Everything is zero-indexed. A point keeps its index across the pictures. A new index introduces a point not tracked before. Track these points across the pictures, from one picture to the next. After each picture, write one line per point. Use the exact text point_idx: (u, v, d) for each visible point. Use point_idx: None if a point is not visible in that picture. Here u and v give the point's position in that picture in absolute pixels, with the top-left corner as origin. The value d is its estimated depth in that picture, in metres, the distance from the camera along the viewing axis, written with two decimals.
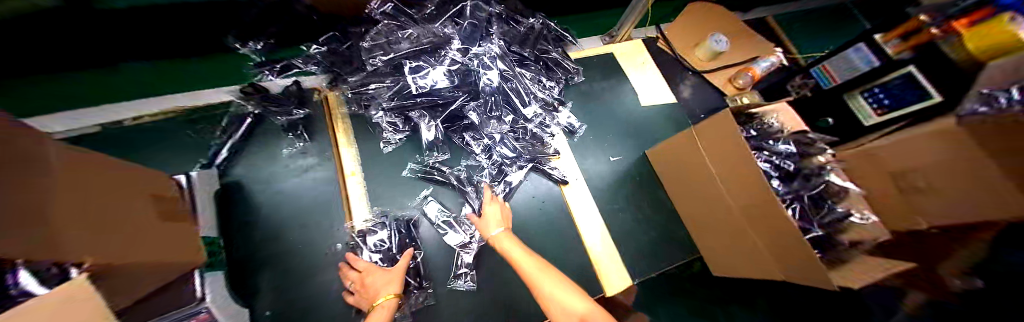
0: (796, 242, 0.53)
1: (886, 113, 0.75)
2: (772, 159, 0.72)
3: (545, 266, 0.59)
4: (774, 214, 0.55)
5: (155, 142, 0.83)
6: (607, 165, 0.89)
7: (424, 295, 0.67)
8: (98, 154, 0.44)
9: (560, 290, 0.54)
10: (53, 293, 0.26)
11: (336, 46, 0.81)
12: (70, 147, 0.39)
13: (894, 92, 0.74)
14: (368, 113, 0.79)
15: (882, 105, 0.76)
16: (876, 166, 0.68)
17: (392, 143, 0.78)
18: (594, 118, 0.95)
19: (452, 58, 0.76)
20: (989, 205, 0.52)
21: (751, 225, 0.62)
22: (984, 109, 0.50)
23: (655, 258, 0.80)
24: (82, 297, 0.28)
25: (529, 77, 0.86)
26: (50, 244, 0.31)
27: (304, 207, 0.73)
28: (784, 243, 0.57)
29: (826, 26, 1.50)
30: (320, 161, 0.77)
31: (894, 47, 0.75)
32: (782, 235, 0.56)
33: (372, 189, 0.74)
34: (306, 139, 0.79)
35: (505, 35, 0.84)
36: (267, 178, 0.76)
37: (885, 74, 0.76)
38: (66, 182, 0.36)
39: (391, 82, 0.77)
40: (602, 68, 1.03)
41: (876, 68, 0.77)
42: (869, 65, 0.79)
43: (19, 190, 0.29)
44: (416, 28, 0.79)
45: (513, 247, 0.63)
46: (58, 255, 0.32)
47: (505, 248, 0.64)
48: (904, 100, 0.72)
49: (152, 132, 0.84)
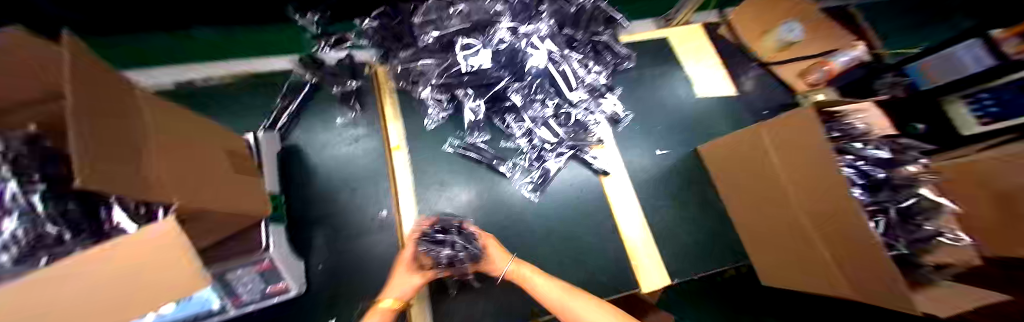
0: (873, 252, 0.47)
1: (992, 123, 0.65)
2: (858, 164, 0.65)
3: (572, 289, 0.58)
4: (852, 219, 0.49)
5: (219, 104, 0.89)
6: (652, 159, 0.84)
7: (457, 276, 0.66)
8: (175, 111, 0.46)
9: (588, 312, 0.54)
10: (153, 235, 0.26)
11: (387, 21, 0.80)
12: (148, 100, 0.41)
13: (1003, 98, 0.63)
14: (414, 89, 0.79)
15: (987, 114, 0.66)
16: None
17: (435, 120, 0.79)
18: (642, 107, 0.90)
19: (501, 36, 0.73)
20: None
21: (818, 230, 0.56)
22: None
23: (696, 259, 0.76)
24: (170, 239, 0.27)
25: (576, 60, 0.82)
26: (144, 184, 0.33)
27: (352, 174, 0.76)
28: (861, 252, 0.49)
29: (920, 19, 1.30)
30: (368, 132, 0.80)
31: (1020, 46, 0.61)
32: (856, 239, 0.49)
33: (416, 163, 0.77)
34: (357, 110, 0.81)
35: (556, 12, 0.79)
36: (321, 145, 0.79)
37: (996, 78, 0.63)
38: (146, 138, 0.37)
39: (438, 59, 0.76)
40: (656, 53, 0.96)
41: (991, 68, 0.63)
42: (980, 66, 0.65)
43: (102, 130, 0.30)
44: (468, 2, 0.76)
45: (527, 272, 0.61)
46: (146, 195, 0.33)
47: (521, 275, 0.61)
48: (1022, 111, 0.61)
49: (217, 94, 0.90)
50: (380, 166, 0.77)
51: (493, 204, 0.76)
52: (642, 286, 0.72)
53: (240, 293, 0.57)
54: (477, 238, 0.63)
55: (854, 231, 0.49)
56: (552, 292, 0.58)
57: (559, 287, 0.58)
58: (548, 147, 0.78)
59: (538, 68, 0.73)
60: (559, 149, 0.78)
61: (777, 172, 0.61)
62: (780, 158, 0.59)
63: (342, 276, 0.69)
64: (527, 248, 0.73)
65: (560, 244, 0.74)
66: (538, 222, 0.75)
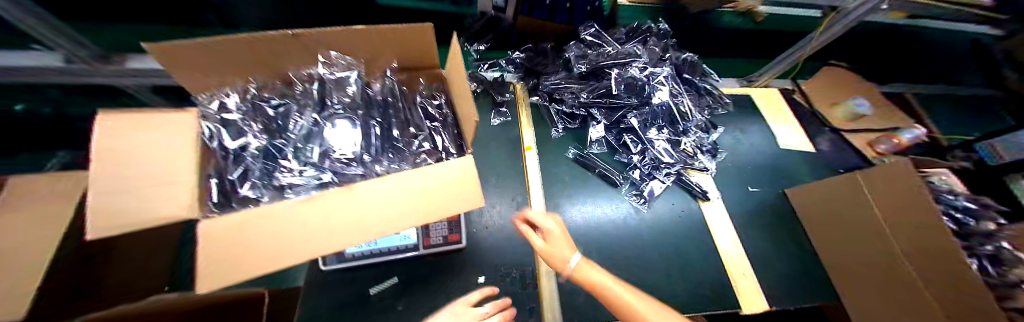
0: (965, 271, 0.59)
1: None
2: (951, 211, 0.73)
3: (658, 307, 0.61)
4: (941, 249, 0.62)
5: None
6: (743, 193, 0.98)
7: (440, 235, 0.69)
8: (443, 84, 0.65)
9: (650, 312, 0.60)
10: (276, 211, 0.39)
11: (535, 56, 1.07)
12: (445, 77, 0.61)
13: None
14: (551, 105, 0.99)
15: None
16: None
17: (561, 131, 0.97)
18: (734, 149, 1.05)
19: (634, 73, 0.91)
20: None
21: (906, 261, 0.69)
22: None
23: (791, 290, 0.85)
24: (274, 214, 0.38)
25: (691, 99, 0.98)
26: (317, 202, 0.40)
27: (500, 163, 0.89)
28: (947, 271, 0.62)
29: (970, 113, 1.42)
30: (510, 134, 0.94)
31: None
32: (943, 261, 0.62)
33: (546, 161, 0.92)
34: (505, 115, 0.97)
35: (677, 63, 0.99)
36: (479, 135, 0.92)
37: None
38: (459, 97, 0.57)
39: (578, 86, 0.97)
40: (742, 107, 1.14)
41: None
42: None
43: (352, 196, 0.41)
44: (613, 47, 0.97)
45: (599, 275, 0.64)
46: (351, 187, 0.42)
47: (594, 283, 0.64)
48: None
49: None
50: (517, 162, 0.90)
51: (607, 207, 0.87)
52: (739, 282, 0.81)
53: (431, 234, 0.69)
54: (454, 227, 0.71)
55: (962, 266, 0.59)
56: (632, 299, 0.61)
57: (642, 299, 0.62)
58: (659, 166, 0.92)
59: (663, 100, 0.91)
60: (667, 170, 0.92)
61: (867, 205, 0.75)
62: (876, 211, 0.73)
63: (486, 242, 0.75)
64: (622, 252, 0.81)
65: (670, 254, 0.82)
66: (647, 231, 0.85)
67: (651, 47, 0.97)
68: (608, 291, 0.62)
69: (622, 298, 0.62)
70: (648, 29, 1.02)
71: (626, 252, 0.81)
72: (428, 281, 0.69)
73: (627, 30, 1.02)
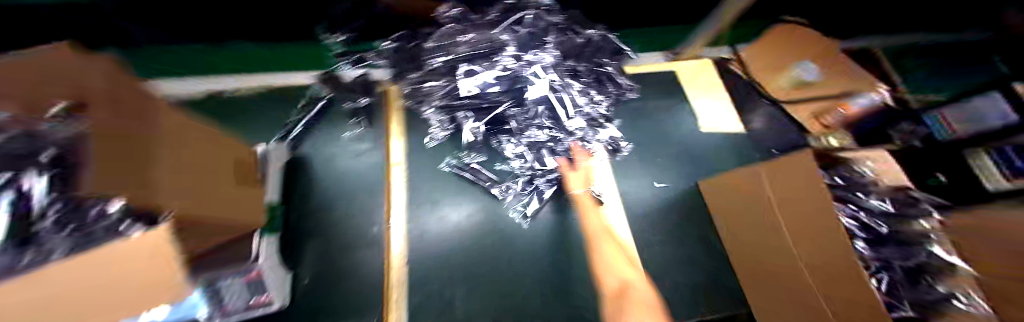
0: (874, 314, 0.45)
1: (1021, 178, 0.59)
2: (860, 214, 0.61)
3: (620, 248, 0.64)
4: (848, 281, 0.48)
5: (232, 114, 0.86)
6: (650, 191, 0.88)
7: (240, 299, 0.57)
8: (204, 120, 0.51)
9: (615, 259, 0.60)
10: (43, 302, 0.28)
11: (404, 43, 0.82)
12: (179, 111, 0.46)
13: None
14: (420, 109, 0.82)
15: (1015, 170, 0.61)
16: None
17: (436, 138, 0.81)
18: (641, 137, 0.94)
19: (504, 64, 0.77)
20: None
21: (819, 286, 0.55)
22: None
23: (689, 299, 0.75)
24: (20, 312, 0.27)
25: (578, 88, 0.86)
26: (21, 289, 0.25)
27: (353, 184, 0.76)
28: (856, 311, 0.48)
29: (955, 63, 1.19)
30: (373, 148, 0.81)
31: None
32: (845, 289, 0.50)
33: (414, 179, 0.78)
34: (365, 126, 0.82)
35: (563, 46, 0.85)
36: (331, 155, 0.78)
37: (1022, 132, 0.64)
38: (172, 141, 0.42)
39: (444, 82, 0.79)
40: (660, 86, 1.01)
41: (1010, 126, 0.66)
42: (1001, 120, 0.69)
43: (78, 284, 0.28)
44: (476, 34, 0.80)
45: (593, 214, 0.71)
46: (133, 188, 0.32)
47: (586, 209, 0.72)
48: None
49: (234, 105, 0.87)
50: (377, 181, 0.77)
51: (473, 223, 0.75)
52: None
53: (228, 300, 0.55)
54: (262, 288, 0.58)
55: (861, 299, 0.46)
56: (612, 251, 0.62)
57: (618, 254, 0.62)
58: (539, 172, 0.79)
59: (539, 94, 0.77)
60: (551, 175, 0.79)
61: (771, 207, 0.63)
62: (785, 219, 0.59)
63: (329, 284, 0.67)
64: (492, 282, 0.69)
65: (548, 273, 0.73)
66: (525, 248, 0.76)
67: (530, 30, 0.83)
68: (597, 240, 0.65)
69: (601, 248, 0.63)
70: (528, 5, 0.85)
71: (501, 279, 0.69)
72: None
73: (503, 7, 0.85)
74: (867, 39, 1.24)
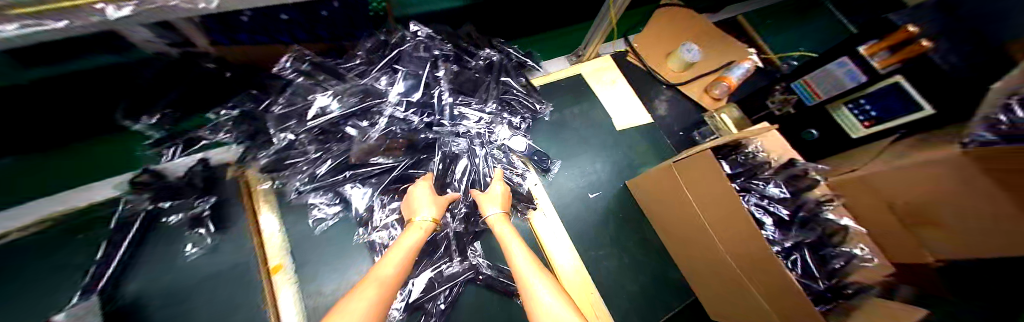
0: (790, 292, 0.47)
1: (875, 125, 0.69)
2: (765, 203, 0.64)
3: (543, 272, 0.47)
4: (769, 270, 0.51)
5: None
6: (583, 204, 0.86)
7: None
8: None
9: (547, 295, 0.42)
10: None
11: (251, 108, 0.67)
12: None
13: (879, 103, 0.66)
14: (289, 189, 0.65)
15: (870, 118, 0.69)
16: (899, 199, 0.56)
17: (327, 220, 0.66)
18: (563, 151, 0.92)
19: (390, 114, 0.67)
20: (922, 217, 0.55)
21: (744, 272, 0.57)
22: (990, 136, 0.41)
23: (641, 307, 0.76)
24: None
25: (486, 119, 0.78)
26: None
27: (219, 315, 0.57)
28: (774, 290, 0.51)
29: (804, 16, 1.38)
30: (240, 259, 0.61)
31: (882, 62, 0.64)
32: (767, 277, 0.52)
33: (306, 281, 0.62)
34: (221, 232, 0.62)
35: (456, 80, 0.77)
36: (177, 287, 0.58)
37: (865, 88, 0.67)
38: None
39: (316, 151, 0.64)
40: (569, 93, 0.99)
41: (863, 84, 0.67)
42: (856, 81, 0.69)
43: None
44: (343, 85, 0.67)
45: (505, 229, 0.58)
46: None
47: (500, 231, 0.58)
48: (892, 110, 0.64)
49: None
50: (256, 298, 0.59)
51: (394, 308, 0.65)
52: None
53: None
54: None
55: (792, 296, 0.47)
56: (541, 292, 0.43)
57: (557, 294, 0.42)
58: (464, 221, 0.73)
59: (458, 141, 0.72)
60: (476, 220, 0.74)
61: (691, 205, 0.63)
62: (702, 213, 0.62)
63: None
64: None
65: None
66: (472, 315, 0.68)
67: (410, 67, 0.72)
68: (520, 273, 0.48)
69: (529, 290, 0.44)
70: (402, 38, 0.74)
71: None
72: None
73: (374, 47, 0.74)
74: (735, 8, 1.38)
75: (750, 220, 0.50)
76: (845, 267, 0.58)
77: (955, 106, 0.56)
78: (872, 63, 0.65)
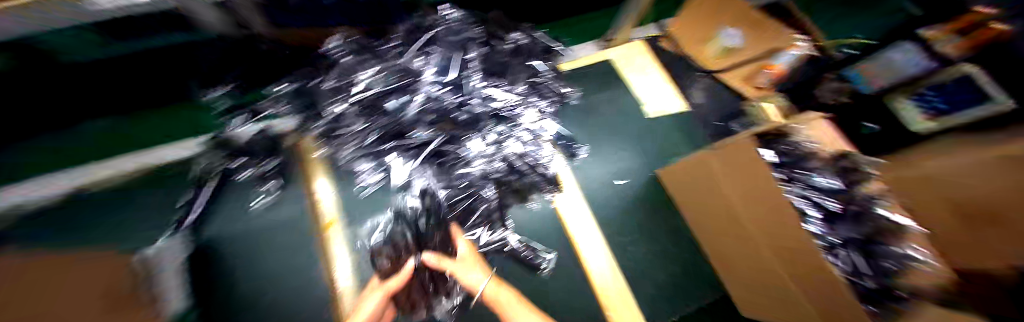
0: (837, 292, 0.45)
1: (937, 118, 0.68)
2: (809, 193, 0.61)
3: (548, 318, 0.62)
4: (809, 266, 0.49)
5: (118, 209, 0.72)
6: (612, 190, 0.87)
7: None
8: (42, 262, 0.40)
9: None
10: None
11: (303, 82, 0.68)
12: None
13: (948, 95, 0.65)
14: (338, 158, 0.70)
15: (935, 110, 0.68)
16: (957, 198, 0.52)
17: (370, 187, 0.71)
18: (593, 135, 0.92)
19: (427, 93, 0.67)
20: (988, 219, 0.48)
21: (784, 267, 0.55)
22: None
23: (668, 292, 0.77)
24: None
25: (517, 101, 0.77)
26: None
27: (284, 258, 0.68)
28: (820, 290, 0.49)
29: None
30: (298, 212, 0.71)
31: (952, 47, 0.64)
32: (811, 274, 0.49)
33: (353, 235, 0.71)
34: (282, 189, 0.71)
35: (491, 59, 0.76)
36: (246, 233, 0.68)
37: (935, 77, 0.66)
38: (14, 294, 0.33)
39: (361, 126, 0.67)
40: (601, 78, 0.98)
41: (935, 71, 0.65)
42: (922, 68, 0.67)
43: None
44: (384, 62, 0.68)
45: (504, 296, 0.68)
46: None
47: (496, 301, 0.68)
48: (962, 104, 0.63)
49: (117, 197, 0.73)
50: (313, 246, 0.70)
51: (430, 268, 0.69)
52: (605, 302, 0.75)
53: None
54: None
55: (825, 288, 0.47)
56: None
57: None
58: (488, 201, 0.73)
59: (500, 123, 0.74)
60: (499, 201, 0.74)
61: (730, 197, 0.60)
62: (740, 205, 0.58)
63: None
64: None
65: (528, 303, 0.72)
66: (496, 278, 0.75)
67: (444, 48, 0.72)
68: None
69: None
70: (434, 20, 0.74)
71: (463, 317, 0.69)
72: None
73: (409, 27, 0.74)
74: None
75: (794, 218, 0.47)
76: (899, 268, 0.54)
77: None
78: (938, 48, 0.64)
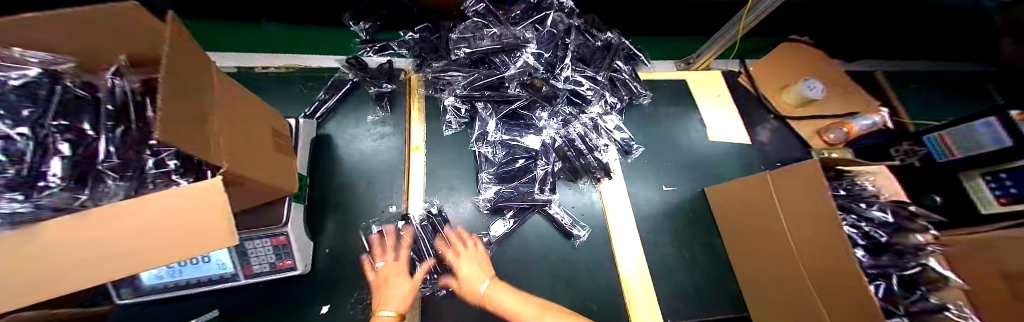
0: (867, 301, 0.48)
1: (1012, 203, 0.66)
2: (861, 224, 0.65)
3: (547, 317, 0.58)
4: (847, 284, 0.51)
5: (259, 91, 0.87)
6: (658, 194, 0.91)
7: (264, 263, 0.61)
8: (255, 97, 0.57)
9: None
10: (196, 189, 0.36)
11: (428, 35, 0.89)
12: (241, 89, 0.54)
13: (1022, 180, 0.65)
14: (440, 96, 0.86)
15: (1007, 194, 0.67)
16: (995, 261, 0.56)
17: (454, 127, 0.85)
18: (652, 141, 0.98)
19: (525, 60, 0.84)
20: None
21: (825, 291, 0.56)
22: None
23: (691, 298, 0.78)
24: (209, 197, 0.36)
25: (590, 88, 0.90)
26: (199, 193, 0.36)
27: (374, 167, 0.80)
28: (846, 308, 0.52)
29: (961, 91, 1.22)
30: (393, 131, 0.84)
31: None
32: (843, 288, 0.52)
33: (431, 165, 0.81)
34: (387, 110, 0.86)
35: (580, 49, 0.91)
36: (351, 136, 0.83)
37: (1008, 159, 0.67)
38: (231, 112, 0.49)
39: (467, 72, 0.84)
40: (671, 94, 1.05)
41: (1005, 148, 0.68)
42: (997, 143, 0.70)
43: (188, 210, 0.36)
44: (500, 29, 0.86)
45: (506, 299, 0.61)
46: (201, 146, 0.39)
47: (493, 298, 0.62)
48: None
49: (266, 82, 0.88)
50: (397, 163, 0.81)
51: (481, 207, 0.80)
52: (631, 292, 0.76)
53: (253, 262, 0.60)
54: (288, 255, 0.62)
55: (858, 302, 0.50)
56: None
57: None
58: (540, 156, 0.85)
59: (591, 113, 0.92)
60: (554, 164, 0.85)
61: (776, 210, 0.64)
62: (789, 221, 0.61)
63: (344, 260, 0.71)
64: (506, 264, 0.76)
65: (556, 265, 0.77)
66: (536, 239, 0.79)
67: (550, 28, 0.89)
68: None
69: None
70: (549, 6, 0.91)
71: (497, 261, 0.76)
72: (268, 311, 0.64)
73: (526, 6, 0.91)
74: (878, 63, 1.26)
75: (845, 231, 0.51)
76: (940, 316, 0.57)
77: None
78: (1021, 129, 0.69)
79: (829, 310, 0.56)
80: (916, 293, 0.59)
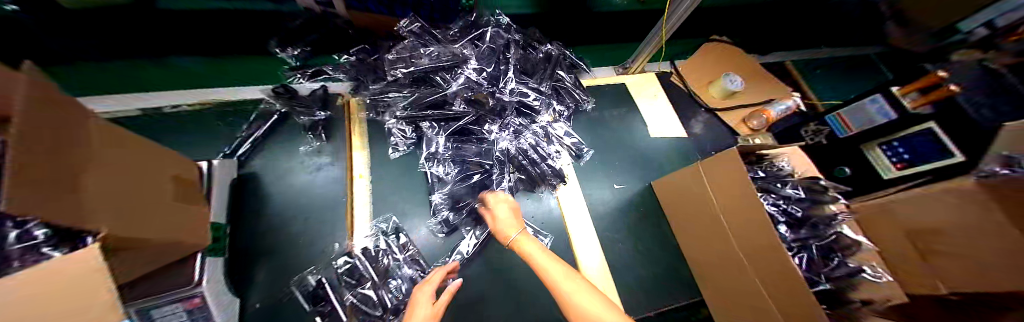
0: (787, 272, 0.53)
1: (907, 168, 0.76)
2: (778, 202, 0.72)
3: (570, 272, 0.52)
4: (770, 258, 0.56)
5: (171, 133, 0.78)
6: (610, 193, 0.94)
7: None
8: (150, 144, 0.50)
9: (581, 295, 0.48)
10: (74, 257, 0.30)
11: (365, 56, 0.85)
12: (132, 137, 0.47)
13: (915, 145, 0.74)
14: (382, 119, 0.83)
15: (902, 160, 0.77)
16: (892, 223, 0.64)
17: (400, 149, 0.81)
18: (600, 143, 1.02)
19: (467, 76, 0.84)
20: (918, 241, 0.59)
21: (755, 269, 0.61)
22: (1007, 171, 0.48)
23: (649, 291, 0.81)
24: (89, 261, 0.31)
25: (536, 98, 0.92)
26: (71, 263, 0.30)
27: (312, 203, 0.74)
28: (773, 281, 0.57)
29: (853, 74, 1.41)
30: (332, 161, 0.79)
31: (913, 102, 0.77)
32: (766, 263, 0.57)
33: (377, 192, 0.76)
34: (323, 139, 0.81)
35: (521, 61, 0.94)
36: (283, 172, 0.76)
37: (900, 130, 0.78)
38: (118, 165, 0.42)
39: (408, 92, 0.81)
40: (613, 97, 1.11)
41: (893, 122, 0.79)
42: (886, 117, 0.81)
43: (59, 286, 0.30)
44: (438, 47, 0.85)
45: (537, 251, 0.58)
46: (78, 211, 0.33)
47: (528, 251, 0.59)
48: (927, 156, 0.72)
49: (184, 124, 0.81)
50: (339, 196, 0.75)
51: (434, 230, 0.76)
52: None
53: None
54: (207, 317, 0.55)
55: (781, 274, 0.55)
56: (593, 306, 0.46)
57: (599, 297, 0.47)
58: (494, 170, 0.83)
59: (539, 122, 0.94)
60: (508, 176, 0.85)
61: (709, 198, 0.69)
62: (720, 207, 0.66)
63: (280, 311, 0.64)
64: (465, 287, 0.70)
65: None
66: None
67: (490, 44, 0.90)
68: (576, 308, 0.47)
69: (569, 297, 0.49)
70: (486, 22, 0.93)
71: None
72: None
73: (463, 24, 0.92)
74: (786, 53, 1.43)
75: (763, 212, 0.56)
76: (854, 279, 0.64)
77: (984, 154, 0.64)
78: (905, 103, 0.79)
79: (765, 283, 0.59)
80: (835, 260, 0.67)
